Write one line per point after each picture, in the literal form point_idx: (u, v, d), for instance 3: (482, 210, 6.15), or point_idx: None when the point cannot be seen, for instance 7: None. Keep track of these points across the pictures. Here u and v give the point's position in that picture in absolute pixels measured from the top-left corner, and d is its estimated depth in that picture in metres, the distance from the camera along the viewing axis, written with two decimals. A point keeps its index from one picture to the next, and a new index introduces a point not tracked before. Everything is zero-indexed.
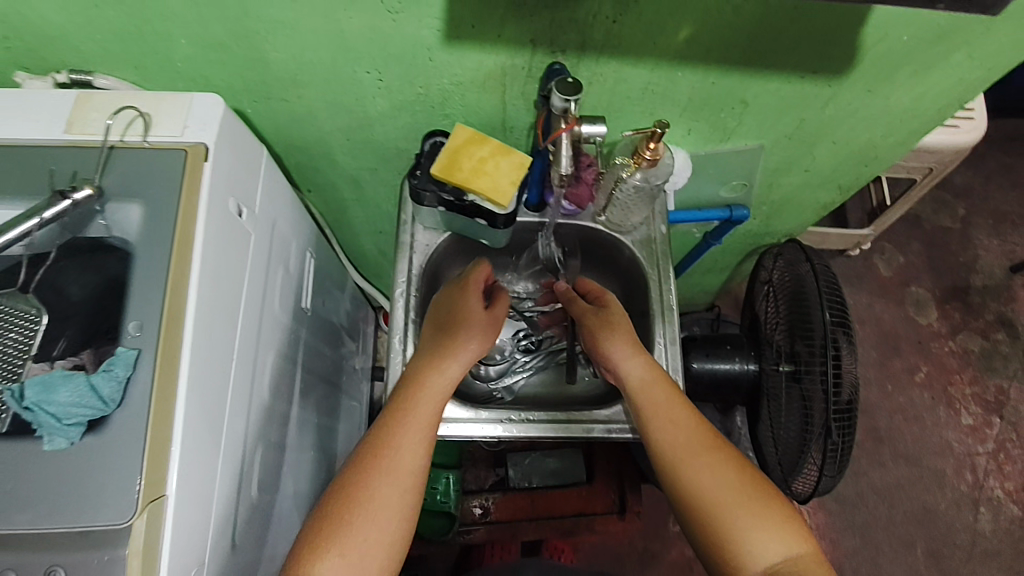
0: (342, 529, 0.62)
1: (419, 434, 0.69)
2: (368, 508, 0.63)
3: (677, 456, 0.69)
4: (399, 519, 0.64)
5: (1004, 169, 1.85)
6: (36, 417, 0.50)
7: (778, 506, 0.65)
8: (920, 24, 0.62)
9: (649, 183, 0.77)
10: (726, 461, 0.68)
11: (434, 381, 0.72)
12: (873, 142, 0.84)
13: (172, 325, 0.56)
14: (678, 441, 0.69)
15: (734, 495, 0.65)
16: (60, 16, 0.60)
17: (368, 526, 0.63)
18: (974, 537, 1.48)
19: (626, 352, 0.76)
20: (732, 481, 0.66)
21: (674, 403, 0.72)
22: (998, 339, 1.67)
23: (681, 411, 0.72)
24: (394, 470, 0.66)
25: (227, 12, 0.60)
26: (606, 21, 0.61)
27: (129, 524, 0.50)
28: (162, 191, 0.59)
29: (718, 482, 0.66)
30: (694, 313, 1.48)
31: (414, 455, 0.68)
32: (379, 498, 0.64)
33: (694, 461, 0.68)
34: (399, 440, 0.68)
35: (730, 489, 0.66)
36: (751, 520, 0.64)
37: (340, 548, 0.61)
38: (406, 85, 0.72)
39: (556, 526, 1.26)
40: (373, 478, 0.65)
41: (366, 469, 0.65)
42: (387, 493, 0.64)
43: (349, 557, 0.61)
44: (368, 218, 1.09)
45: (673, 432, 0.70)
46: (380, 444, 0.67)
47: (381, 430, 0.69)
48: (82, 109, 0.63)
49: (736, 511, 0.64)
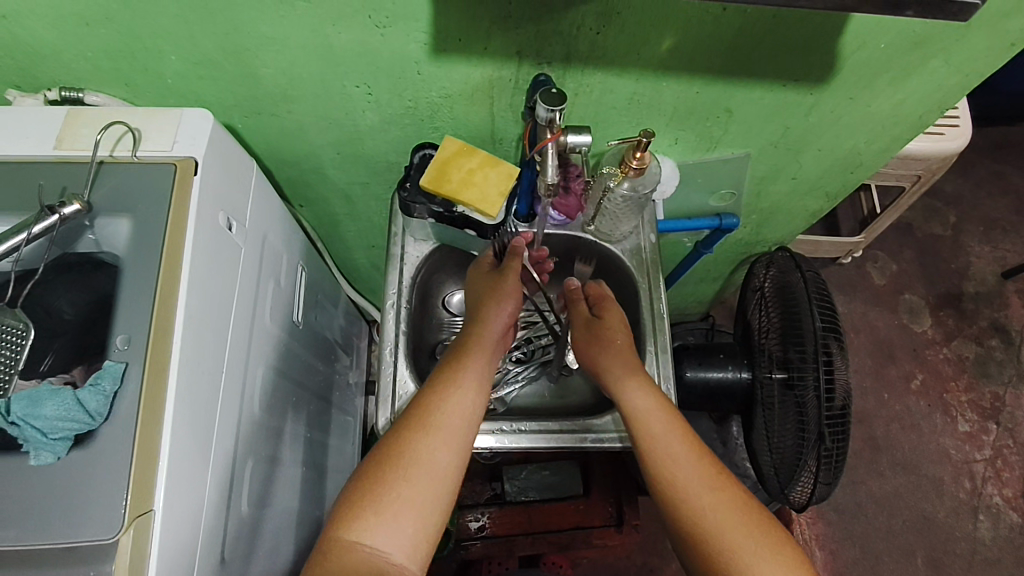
0: (382, 499, 0.62)
1: (462, 415, 0.70)
2: (413, 466, 0.64)
3: (666, 478, 0.68)
4: (440, 499, 0.64)
5: (994, 176, 1.86)
6: (22, 431, 0.50)
7: (767, 529, 0.64)
8: (898, 32, 0.63)
9: (638, 193, 0.79)
10: (713, 481, 0.67)
11: (480, 343, 0.76)
12: (857, 149, 0.85)
13: (161, 337, 0.56)
14: (662, 462, 0.69)
15: (724, 513, 0.65)
16: (50, 33, 0.61)
17: (407, 485, 0.63)
18: (974, 545, 1.47)
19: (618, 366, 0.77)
20: (718, 505, 0.66)
21: (657, 426, 0.72)
22: (992, 345, 1.67)
23: (666, 427, 0.71)
24: (439, 429, 0.67)
25: (216, 28, 0.61)
26: (589, 32, 0.62)
27: (116, 539, 0.50)
28: (149, 206, 0.60)
29: (707, 498, 0.66)
30: (687, 323, 1.49)
31: (463, 414, 0.70)
32: (420, 474, 0.64)
33: (683, 477, 0.68)
34: (450, 397, 0.70)
35: (722, 508, 0.65)
36: (735, 536, 0.63)
37: (380, 519, 0.61)
38: (395, 99, 0.73)
39: (552, 540, 1.25)
40: (422, 437, 0.67)
41: (410, 429, 0.67)
42: (431, 460, 0.65)
43: (386, 522, 0.61)
44: (361, 232, 1.09)
45: (659, 451, 0.70)
46: (423, 420, 0.68)
47: (430, 389, 0.71)
48: (72, 125, 0.63)
49: (722, 531, 0.64)
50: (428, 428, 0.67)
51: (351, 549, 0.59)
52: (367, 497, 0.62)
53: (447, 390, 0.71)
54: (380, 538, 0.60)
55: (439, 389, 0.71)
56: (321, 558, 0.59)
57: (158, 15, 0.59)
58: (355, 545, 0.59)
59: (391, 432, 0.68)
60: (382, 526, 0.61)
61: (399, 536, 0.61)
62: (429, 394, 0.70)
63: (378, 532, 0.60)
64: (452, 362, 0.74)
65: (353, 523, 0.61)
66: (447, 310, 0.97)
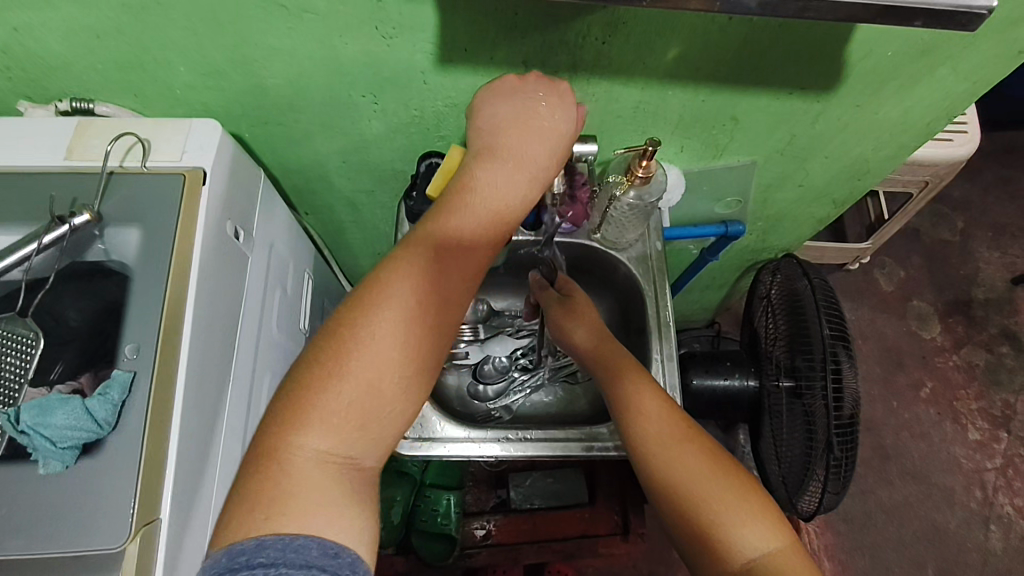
0: (334, 393, 0.49)
1: (437, 291, 0.54)
2: (371, 338, 0.51)
3: (652, 450, 0.64)
4: (405, 392, 0.52)
5: (1002, 181, 1.85)
6: (31, 441, 0.50)
7: (752, 499, 0.60)
8: (904, 40, 0.63)
9: (643, 202, 0.79)
10: (691, 447, 0.64)
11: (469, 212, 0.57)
12: (864, 156, 0.85)
13: (168, 347, 0.56)
14: (649, 434, 0.65)
15: (707, 486, 0.60)
16: (60, 45, 0.62)
17: (366, 374, 0.50)
18: (987, 556, 1.45)
19: (601, 351, 0.75)
20: (701, 471, 0.62)
21: (646, 394, 0.68)
22: (1002, 353, 1.66)
23: (647, 400, 0.68)
24: (408, 306, 0.52)
25: (225, 40, 0.62)
26: (595, 42, 0.62)
27: (122, 549, 0.50)
28: (159, 214, 0.60)
29: (684, 464, 0.62)
30: (693, 330, 1.49)
31: (438, 288, 0.54)
32: (379, 365, 0.50)
33: (654, 453, 0.64)
34: (423, 270, 0.54)
35: (697, 476, 0.61)
36: (713, 508, 0.59)
37: (331, 413, 0.49)
38: (401, 108, 0.73)
39: (558, 549, 1.23)
40: (379, 307, 0.52)
41: (366, 303, 0.52)
42: (393, 345, 0.51)
43: (339, 423, 0.49)
44: (366, 240, 1.10)
45: (643, 429, 0.66)
46: (384, 290, 0.52)
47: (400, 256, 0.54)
48: (82, 136, 0.64)
49: (700, 498, 0.60)
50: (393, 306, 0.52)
51: (304, 472, 0.47)
52: (315, 388, 0.49)
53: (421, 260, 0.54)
54: (331, 440, 0.49)
55: (396, 266, 0.54)
56: (271, 499, 0.46)
57: (167, 28, 0.60)
58: (306, 453, 0.48)
59: (350, 305, 0.53)
60: (333, 427, 0.49)
61: (351, 438, 0.49)
62: (399, 262, 0.54)
63: (329, 437, 0.49)
64: (430, 231, 0.56)
65: (300, 423, 0.48)
66: None
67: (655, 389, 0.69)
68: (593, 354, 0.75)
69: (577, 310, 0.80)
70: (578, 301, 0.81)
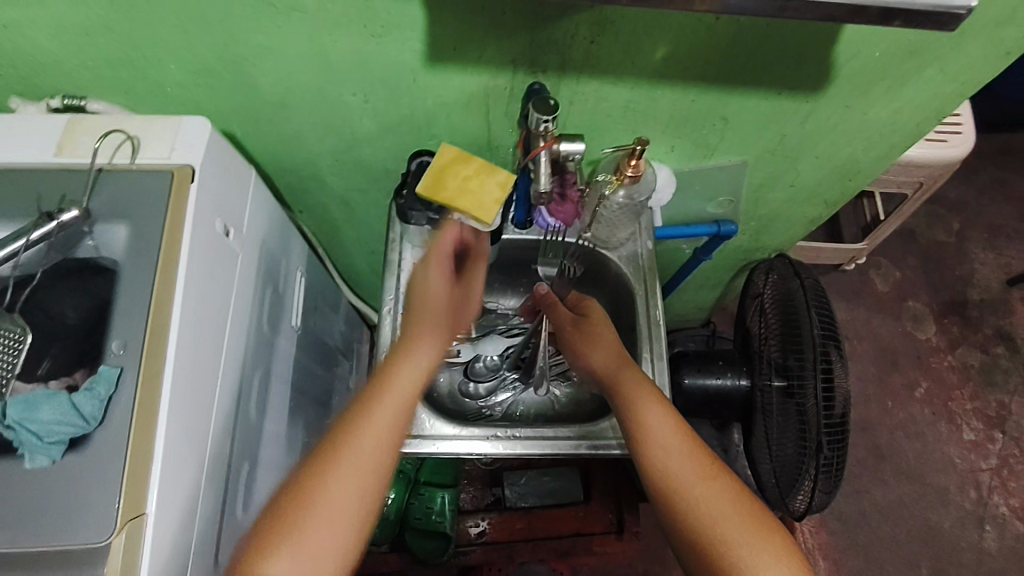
0: (288, 533, 0.57)
1: (379, 438, 0.64)
2: (320, 488, 0.60)
3: (672, 483, 0.66)
4: (349, 525, 0.60)
5: (998, 182, 1.85)
6: (17, 436, 0.50)
7: (776, 539, 0.62)
8: (892, 41, 0.63)
9: (634, 200, 0.80)
10: (713, 483, 0.65)
11: (398, 379, 0.68)
12: (854, 157, 0.85)
13: (155, 343, 0.56)
14: (668, 467, 0.67)
15: (733, 525, 0.62)
16: (49, 42, 0.62)
17: (313, 518, 0.58)
18: (980, 556, 1.45)
19: (615, 371, 0.76)
20: (724, 508, 0.63)
21: (666, 423, 0.70)
22: (997, 353, 1.66)
23: (666, 432, 0.69)
24: (348, 464, 0.61)
25: (214, 38, 0.62)
26: (583, 41, 0.63)
27: (107, 543, 0.50)
28: (147, 212, 0.60)
29: (709, 501, 0.64)
30: (688, 330, 1.49)
31: (381, 437, 0.64)
32: (324, 512, 0.59)
33: (679, 490, 0.65)
34: (367, 424, 0.64)
35: (721, 513, 0.63)
36: (738, 547, 0.61)
37: (287, 549, 0.57)
38: (392, 107, 0.73)
39: (552, 547, 1.23)
40: (327, 467, 0.61)
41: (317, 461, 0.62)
42: (337, 488, 0.60)
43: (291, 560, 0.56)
44: (360, 238, 1.10)
45: (661, 461, 0.68)
46: (331, 447, 0.62)
47: (350, 412, 0.66)
48: (71, 133, 0.64)
49: (725, 538, 0.61)
50: (335, 463, 0.61)
51: None
52: (273, 528, 0.58)
53: (370, 409, 0.65)
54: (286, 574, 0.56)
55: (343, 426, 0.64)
56: None
57: (156, 26, 0.60)
58: None
59: (302, 468, 0.62)
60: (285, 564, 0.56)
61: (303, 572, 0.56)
62: (353, 417, 0.65)
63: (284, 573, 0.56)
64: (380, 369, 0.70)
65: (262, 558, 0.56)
66: None
67: (672, 415, 0.71)
68: (612, 377, 0.75)
69: (596, 335, 0.80)
70: (593, 321, 0.82)
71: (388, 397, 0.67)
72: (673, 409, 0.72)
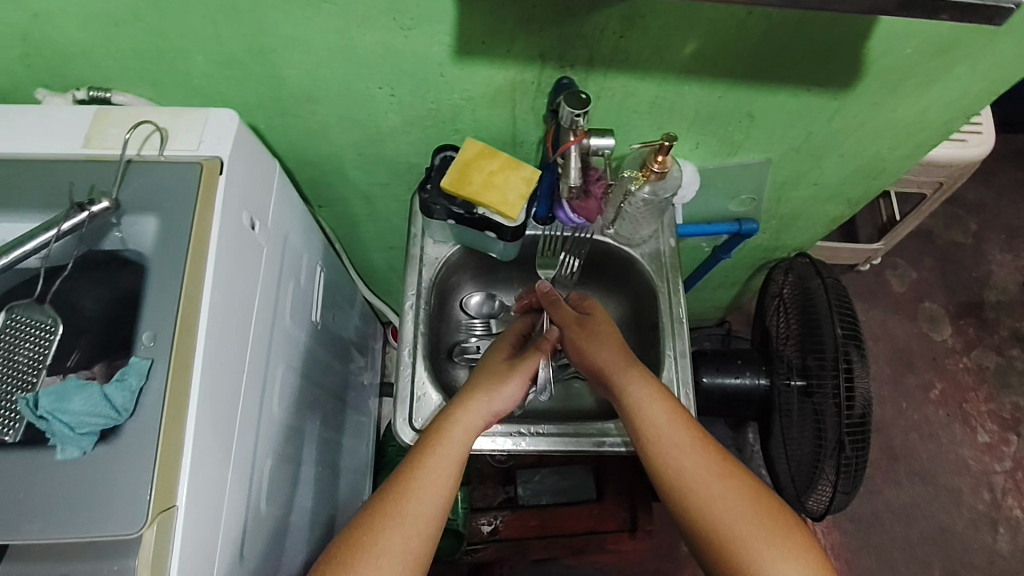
0: None
1: (434, 494, 0.66)
2: (377, 543, 0.61)
3: (688, 486, 0.66)
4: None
5: (1017, 184, 1.83)
6: (49, 426, 0.50)
7: (794, 536, 0.63)
8: (925, 36, 0.63)
9: (658, 197, 0.79)
10: (728, 484, 0.66)
11: (449, 437, 0.70)
12: (879, 155, 0.85)
13: (185, 335, 0.56)
14: (683, 470, 0.67)
15: (751, 527, 0.63)
16: (80, 32, 0.62)
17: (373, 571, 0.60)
18: (993, 558, 1.44)
19: (620, 370, 0.74)
20: (740, 509, 0.64)
21: (677, 423, 0.69)
22: (1013, 355, 1.65)
23: (675, 432, 0.69)
24: (406, 519, 0.63)
25: (243, 29, 0.62)
26: (613, 35, 0.62)
27: (139, 535, 0.50)
28: (176, 204, 0.60)
29: (725, 502, 0.64)
30: (704, 329, 1.49)
31: (434, 491, 0.66)
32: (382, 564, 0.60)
33: (695, 493, 0.66)
34: (421, 480, 0.66)
35: (738, 515, 0.64)
36: (756, 547, 0.62)
37: None
38: (418, 101, 0.73)
39: (566, 544, 1.25)
40: (384, 522, 0.63)
41: (373, 515, 0.63)
42: (391, 542, 0.62)
43: None
44: (379, 233, 1.10)
45: (676, 463, 0.67)
46: (385, 505, 0.64)
47: (404, 467, 0.67)
48: (100, 124, 0.64)
49: (745, 541, 0.62)
50: (390, 519, 0.63)
51: None
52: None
53: (419, 467, 0.67)
54: None
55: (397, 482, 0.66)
56: None
57: (186, 16, 0.60)
58: None
59: (359, 521, 0.64)
60: None
61: None
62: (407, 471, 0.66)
63: None
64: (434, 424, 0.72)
65: None
66: (466, 312, 0.97)
67: (681, 413, 0.70)
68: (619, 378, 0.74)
69: (600, 332, 0.79)
70: (597, 318, 0.81)
71: (441, 452, 0.68)
72: (682, 408, 0.71)
